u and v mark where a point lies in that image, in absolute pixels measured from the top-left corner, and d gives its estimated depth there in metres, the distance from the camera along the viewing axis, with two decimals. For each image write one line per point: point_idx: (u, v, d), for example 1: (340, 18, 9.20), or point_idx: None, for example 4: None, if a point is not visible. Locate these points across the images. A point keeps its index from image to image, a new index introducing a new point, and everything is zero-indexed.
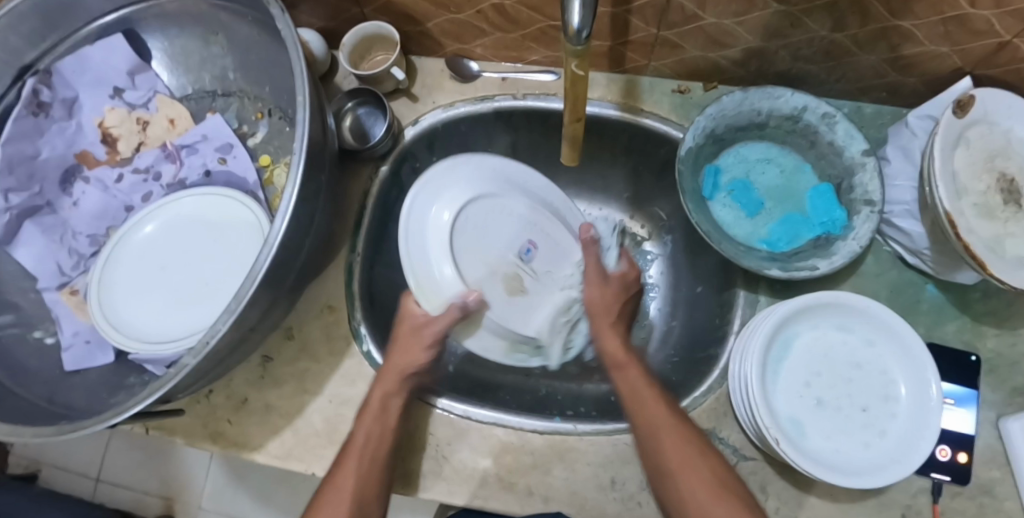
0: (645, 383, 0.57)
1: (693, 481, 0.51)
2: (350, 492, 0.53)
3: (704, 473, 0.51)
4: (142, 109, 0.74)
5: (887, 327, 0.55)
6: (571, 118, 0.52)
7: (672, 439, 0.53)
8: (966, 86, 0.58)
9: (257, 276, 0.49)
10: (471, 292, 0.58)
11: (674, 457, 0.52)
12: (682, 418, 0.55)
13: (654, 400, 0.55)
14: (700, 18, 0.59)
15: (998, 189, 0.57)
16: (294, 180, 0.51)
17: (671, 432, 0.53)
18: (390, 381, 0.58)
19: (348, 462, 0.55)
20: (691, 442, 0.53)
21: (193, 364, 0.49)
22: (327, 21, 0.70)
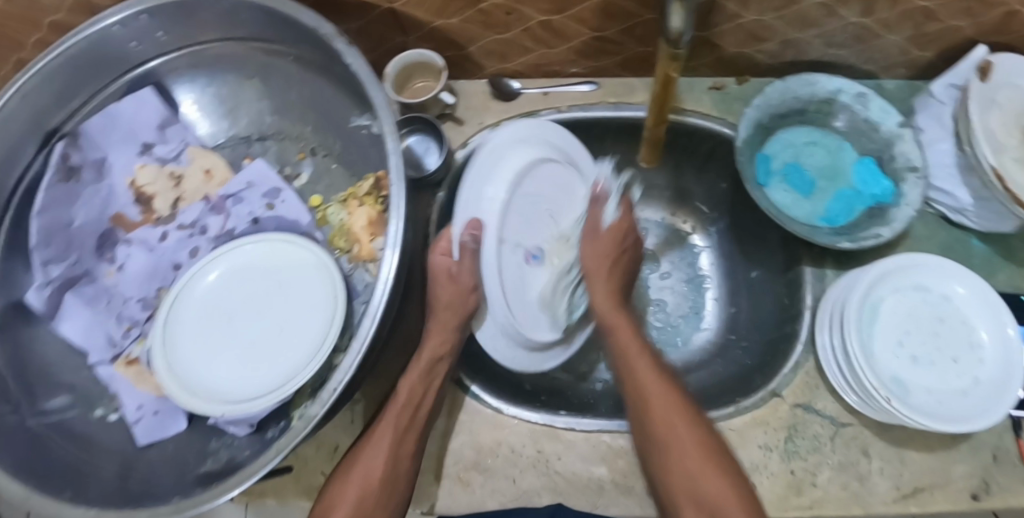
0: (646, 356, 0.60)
1: (670, 441, 0.54)
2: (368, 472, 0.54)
3: (686, 431, 0.55)
4: (174, 163, 0.71)
5: (964, 280, 0.59)
6: (654, 122, 0.60)
7: (663, 401, 0.56)
8: (983, 52, 0.63)
9: (376, 313, 0.49)
10: (471, 228, 0.53)
11: (659, 417, 0.56)
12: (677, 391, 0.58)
13: (654, 374, 0.59)
14: (740, 17, 0.62)
15: None
16: (398, 212, 0.51)
17: (662, 398, 0.57)
18: (419, 369, 0.58)
19: (376, 447, 0.55)
20: (682, 410, 0.56)
21: (322, 414, 0.47)
22: (366, 54, 0.71)
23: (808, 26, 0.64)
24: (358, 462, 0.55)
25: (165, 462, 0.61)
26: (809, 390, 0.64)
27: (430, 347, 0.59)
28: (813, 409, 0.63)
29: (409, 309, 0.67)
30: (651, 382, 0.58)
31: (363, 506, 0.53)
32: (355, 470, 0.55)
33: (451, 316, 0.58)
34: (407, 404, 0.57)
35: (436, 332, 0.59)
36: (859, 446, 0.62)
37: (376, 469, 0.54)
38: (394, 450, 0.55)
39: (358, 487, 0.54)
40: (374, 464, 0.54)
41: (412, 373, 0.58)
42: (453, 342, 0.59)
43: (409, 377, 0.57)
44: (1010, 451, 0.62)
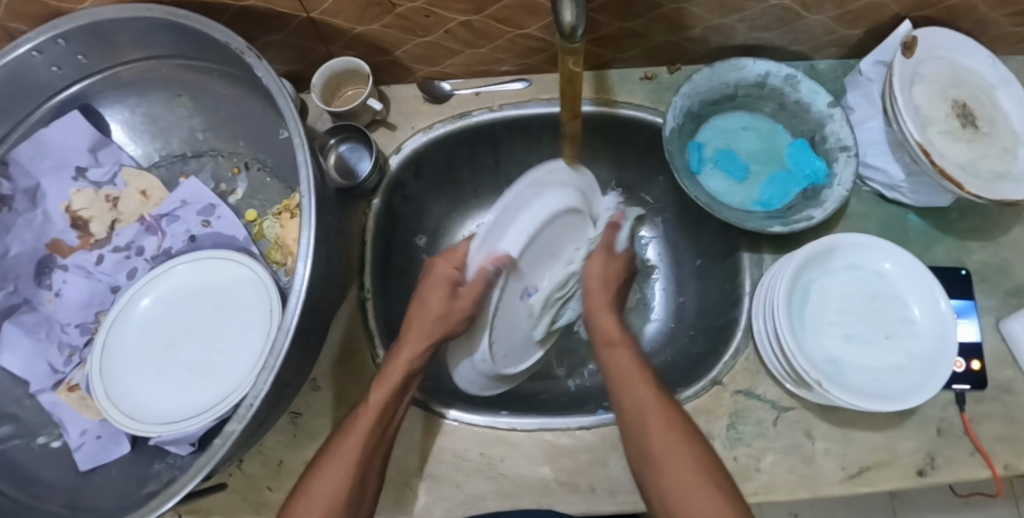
0: (633, 365, 0.59)
1: (679, 470, 0.50)
2: (342, 476, 0.51)
3: (670, 439, 0.52)
4: (109, 186, 0.71)
5: (902, 263, 0.58)
6: (570, 116, 0.59)
7: (657, 423, 0.53)
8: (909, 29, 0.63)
9: (290, 326, 0.49)
10: (493, 257, 0.55)
11: (659, 445, 0.52)
12: (668, 402, 0.55)
13: (642, 379, 0.57)
14: (660, 5, 0.62)
15: (955, 115, 0.63)
16: (308, 225, 0.51)
17: (656, 415, 0.54)
18: (393, 377, 0.57)
19: (348, 444, 0.53)
20: (678, 432, 0.53)
21: (240, 429, 0.48)
22: (292, 65, 0.70)
23: (730, 11, 0.64)
24: (335, 455, 0.53)
25: (110, 486, 0.61)
26: (750, 376, 0.63)
27: (406, 353, 0.58)
28: (755, 395, 0.63)
29: (348, 319, 0.66)
30: (659, 430, 0.53)
31: (337, 503, 0.50)
32: (329, 463, 0.52)
33: (429, 325, 0.57)
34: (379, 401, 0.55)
35: (411, 335, 0.58)
36: (802, 429, 0.62)
37: (350, 463, 0.52)
38: (366, 444, 0.53)
39: (335, 483, 0.51)
40: (349, 456, 0.52)
41: (387, 376, 0.57)
42: (427, 352, 0.59)
43: (382, 382, 0.57)
44: (956, 425, 0.63)
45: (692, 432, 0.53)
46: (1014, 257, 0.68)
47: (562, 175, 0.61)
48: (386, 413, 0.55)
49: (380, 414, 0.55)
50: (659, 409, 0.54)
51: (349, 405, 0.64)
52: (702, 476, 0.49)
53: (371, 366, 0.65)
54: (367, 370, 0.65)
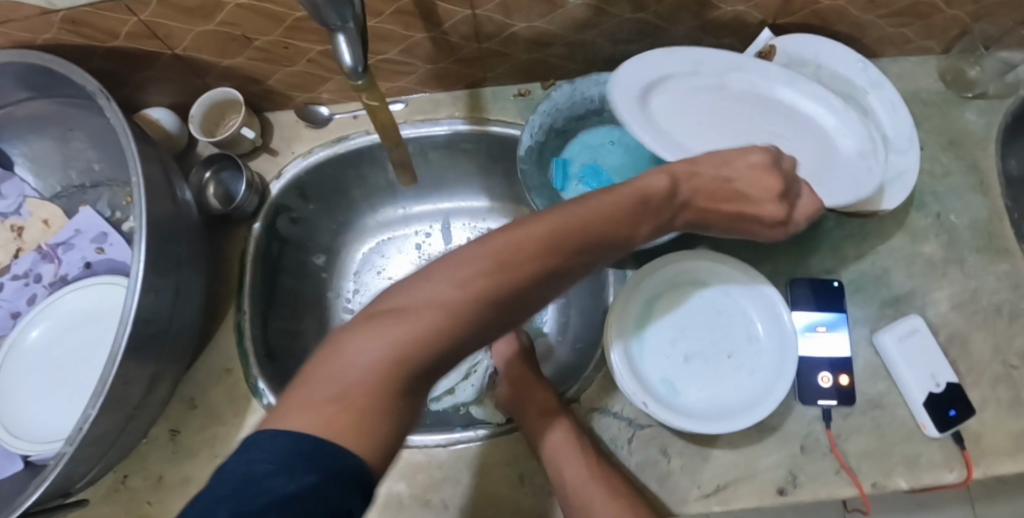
0: (559, 431, 0.59)
1: None
2: (394, 337, 0.34)
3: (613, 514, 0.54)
4: (15, 216, 0.75)
5: (749, 285, 0.58)
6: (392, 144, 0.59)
7: (595, 491, 0.55)
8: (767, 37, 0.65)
9: (116, 355, 0.51)
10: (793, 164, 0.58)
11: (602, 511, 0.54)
12: (599, 466, 0.57)
13: (575, 448, 0.57)
14: (510, 25, 0.63)
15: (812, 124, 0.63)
16: (138, 257, 0.53)
17: (592, 484, 0.55)
18: (474, 279, 0.38)
19: (360, 335, 0.34)
20: (617, 496, 0.55)
21: (70, 452, 0.51)
22: (177, 96, 0.73)
23: (583, 27, 0.64)
24: (414, 310, 0.36)
25: None
26: (607, 392, 0.64)
27: (521, 235, 0.41)
28: (611, 412, 0.63)
29: (225, 341, 0.68)
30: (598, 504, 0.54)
31: (365, 380, 0.32)
32: (426, 307, 0.36)
33: (560, 220, 0.44)
34: (477, 283, 0.38)
35: (546, 221, 0.43)
36: (658, 446, 0.61)
37: (438, 307, 0.36)
38: (465, 295, 0.37)
39: (410, 330, 0.35)
40: (427, 316, 0.35)
41: (513, 241, 0.41)
42: (527, 273, 0.41)
43: (474, 269, 0.38)
44: (821, 442, 0.61)
45: (623, 494, 0.56)
46: (891, 267, 0.66)
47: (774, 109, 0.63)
48: (473, 311, 0.37)
49: (481, 303, 0.38)
50: (593, 482, 0.55)
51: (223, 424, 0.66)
52: None
53: (244, 385, 0.67)
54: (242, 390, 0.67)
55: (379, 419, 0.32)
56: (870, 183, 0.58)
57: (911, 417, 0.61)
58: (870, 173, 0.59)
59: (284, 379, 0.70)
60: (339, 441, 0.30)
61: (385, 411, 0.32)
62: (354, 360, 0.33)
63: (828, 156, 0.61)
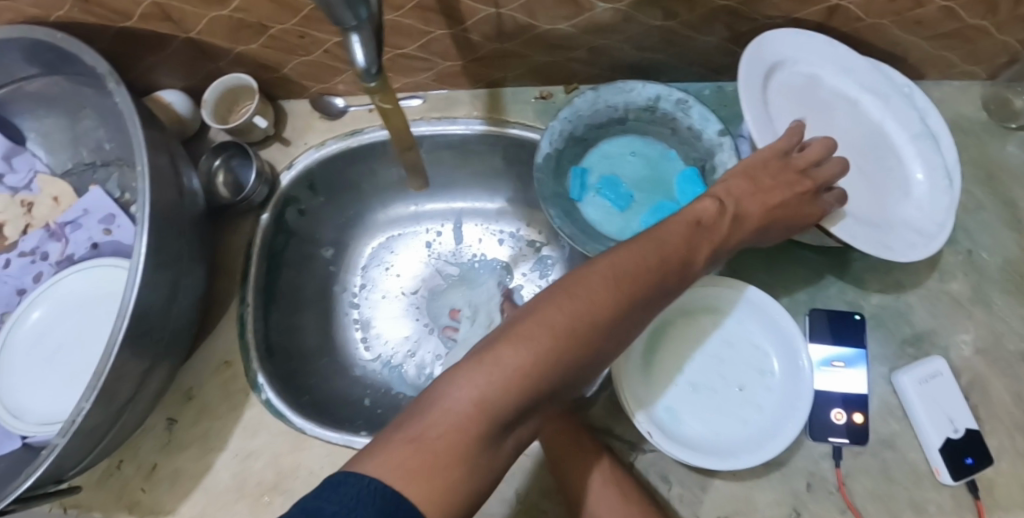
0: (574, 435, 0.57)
1: None
2: (504, 376, 0.34)
3: None
4: (25, 191, 0.75)
5: (767, 316, 0.56)
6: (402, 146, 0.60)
7: (612, 503, 0.53)
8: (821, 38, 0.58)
9: (113, 349, 0.50)
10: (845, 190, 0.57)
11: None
12: (616, 474, 0.55)
13: (591, 455, 0.56)
14: (534, 26, 0.60)
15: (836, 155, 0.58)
16: (140, 249, 0.52)
17: (609, 494, 0.53)
18: (578, 305, 0.38)
19: (470, 368, 0.34)
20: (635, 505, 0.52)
21: (63, 443, 0.50)
22: (189, 79, 0.71)
23: (609, 32, 0.61)
24: (523, 331, 0.36)
25: None
26: (611, 414, 0.62)
27: (613, 261, 0.42)
28: (613, 434, 0.61)
29: (227, 332, 0.68)
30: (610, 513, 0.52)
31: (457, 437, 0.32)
32: (530, 328, 0.36)
33: (647, 252, 0.44)
34: (577, 326, 0.37)
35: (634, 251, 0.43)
36: (658, 473, 0.59)
37: (542, 340, 0.35)
38: (571, 323, 0.37)
39: (513, 365, 0.34)
40: (528, 351, 0.35)
41: (594, 276, 0.40)
42: (630, 300, 0.40)
43: (564, 303, 0.37)
44: (827, 480, 0.59)
45: (639, 502, 0.53)
46: (915, 304, 0.63)
47: (847, 127, 0.60)
48: (565, 350, 0.36)
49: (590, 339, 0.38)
50: (606, 491, 0.53)
51: (220, 417, 0.65)
52: None
53: (244, 379, 0.66)
54: (240, 383, 0.66)
55: (463, 466, 0.32)
56: (933, 239, 0.56)
57: (924, 461, 0.59)
58: (922, 234, 0.56)
59: (284, 374, 0.69)
60: (426, 490, 0.31)
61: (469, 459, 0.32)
62: (452, 404, 0.33)
63: (886, 193, 0.59)
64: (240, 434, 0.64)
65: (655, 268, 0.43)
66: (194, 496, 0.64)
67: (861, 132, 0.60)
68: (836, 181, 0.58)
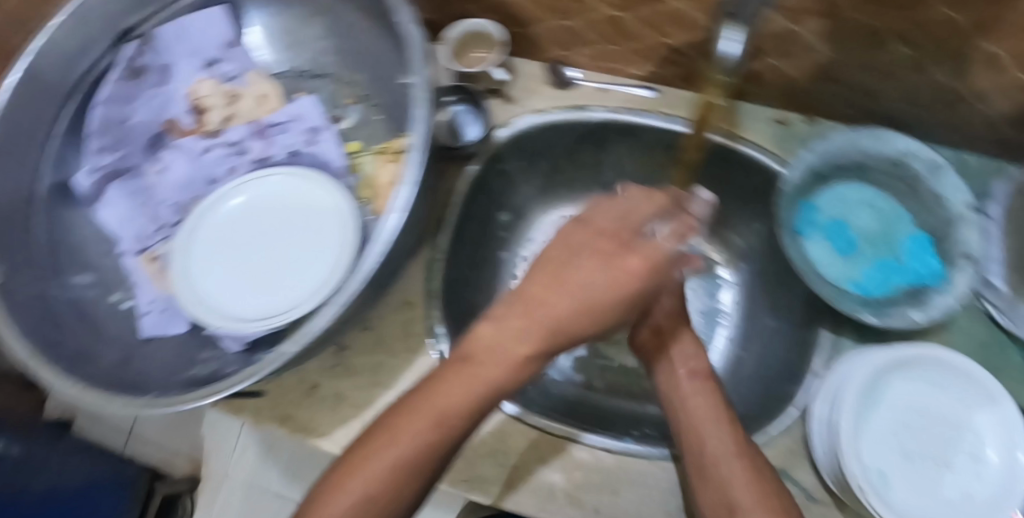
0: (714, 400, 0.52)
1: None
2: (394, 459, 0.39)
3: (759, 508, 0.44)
4: (233, 82, 0.74)
5: (996, 408, 0.54)
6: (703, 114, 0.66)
7: (742, 482, 0.46)
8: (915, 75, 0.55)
9: (365, 272, 0.49)
10: None
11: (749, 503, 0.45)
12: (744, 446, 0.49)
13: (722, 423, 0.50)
14: (818, 52, 0.59)
15: None
16: (410, 179, 0.50)
17: (734, 466, 0.47)
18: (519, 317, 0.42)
19: (399, 425, 0.40)
20: (763, 476, 0.47)
21: (293, 352, 0.50)
22: (431, 14, 0.70)
23: (888, 77, 0.60)
24: (425, 402, 0.41)
25: (160, 358, 0.65)
26: (789, 456, 0.60)
27: (530, 288, 0.43)
28: (789, 478, 0.59)
29: (414, 272, 0.67)
30: (735, 480, 0.46)
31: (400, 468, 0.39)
32: (435, 399, 0.41)
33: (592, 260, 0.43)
34: (469, 407, 0.41)
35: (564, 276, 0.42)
36: None
37: (455, 399, 0.40)
38: (484, 393, 0.41)
39: (421, 432, 0.40)
40: (430, 411, 0.40)
41: (461, 378, 0.41)
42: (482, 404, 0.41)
43: (510, 331, 0.41)
44: None
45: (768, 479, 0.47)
46: None
47: None
48: (444, 437, 0.40)
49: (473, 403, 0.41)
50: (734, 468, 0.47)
51: (393, 356, 0.65)
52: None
53: (423, 324, 0.65)
54: (418, 327, 0.65)
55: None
56: None
57: None
58: None
59: (457, 327, 0.69)
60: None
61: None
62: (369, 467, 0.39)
63: None
64: (411, 377, 0.64)
65: (580, 333, 0.43)
66: (350, 426, 0.63)
67: None
68: None
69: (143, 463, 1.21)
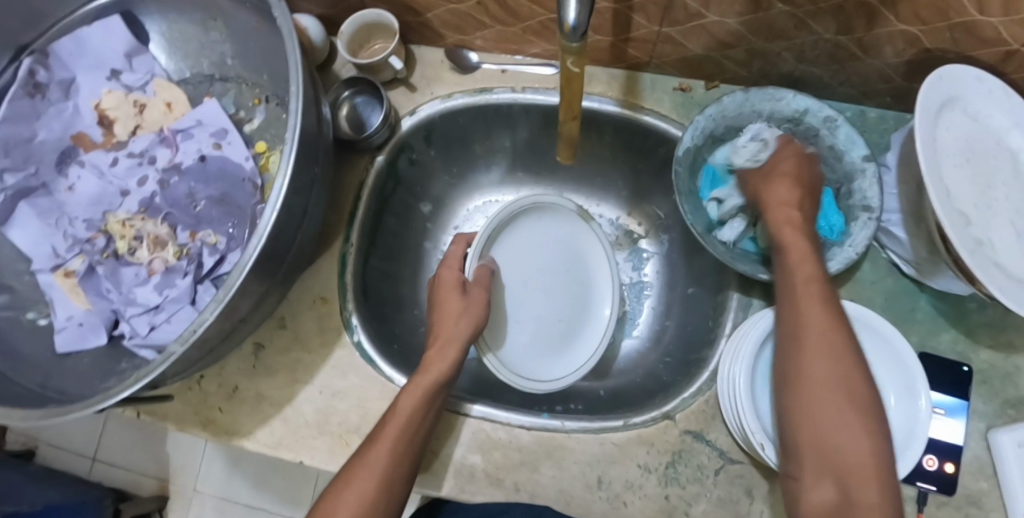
0: (821, 319, 0.48)
1: (839, 434, 0.44)
2: (371, 481, 0.50)
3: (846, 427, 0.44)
4: (139, 92, 0.74)
5: (901, 360, 0.55)
6: (566, 116, 0.53)
7: (828, 403, 0.45)
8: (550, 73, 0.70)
9: (246, 266, 0.49)
10: (989, 240, 0.53)
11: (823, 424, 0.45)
12: (839, 326, 0.48)
13: (811, 297, 0.49)
14: (702, 16, 0.58)
15: (983, 204, 0.55)
16: (286, 170, 0.50)
17: (820, 332, 0.48)
18: (416, 394, 0.55)
19: (357, 473, 0.50)
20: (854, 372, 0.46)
21: (180, 352, 0.49)
22: (326, 9, 0.70)
23: (777, 36, 0.60)
24: (370, 457, 0.51)
25: (78, 372, 0.65)
26: (704, 419, 0.61)
27: (437, 362, 0.57)
28: (704, 439, 0.60)
29: (325, 265, 0.68)
30: (820, 354, 0.47)
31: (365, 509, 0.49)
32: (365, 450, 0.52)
33: (453, 324, 0.60)
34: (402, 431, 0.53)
35: (444, 338, 0.59)
36: (743, 485, 0.59)
37: (372, 473, 0.50)
38: (414, 413, 0.54)
39: (386, 460, 0.51)
40: (373, 467, 0.51)
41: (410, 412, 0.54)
42: (436, 392, 0.56)
43: (435, 358, 0.58)
44: None
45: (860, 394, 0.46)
46: None
47: (990, 175, 0.57)
48: (399, 450, 0.52)
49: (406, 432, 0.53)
50: (828, 345, 0.47)
51: (309, 351, 0.65)
52: (858, 430, 0.44)
53: (339, 318, 0.66)
54: (334, 322, 0.66)
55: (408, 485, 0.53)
56: None
57: None
58: None
59: (376, 320, 0.69)
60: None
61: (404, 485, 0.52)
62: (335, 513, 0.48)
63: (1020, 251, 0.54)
64: (328, 371, 0.65)
65: (441, 370, 0.57)
66: (272, 423, 0.63)
67: (999, 188, 0.57)
68: (973, 229, 0.54)
69: (109, 487, 1.19)
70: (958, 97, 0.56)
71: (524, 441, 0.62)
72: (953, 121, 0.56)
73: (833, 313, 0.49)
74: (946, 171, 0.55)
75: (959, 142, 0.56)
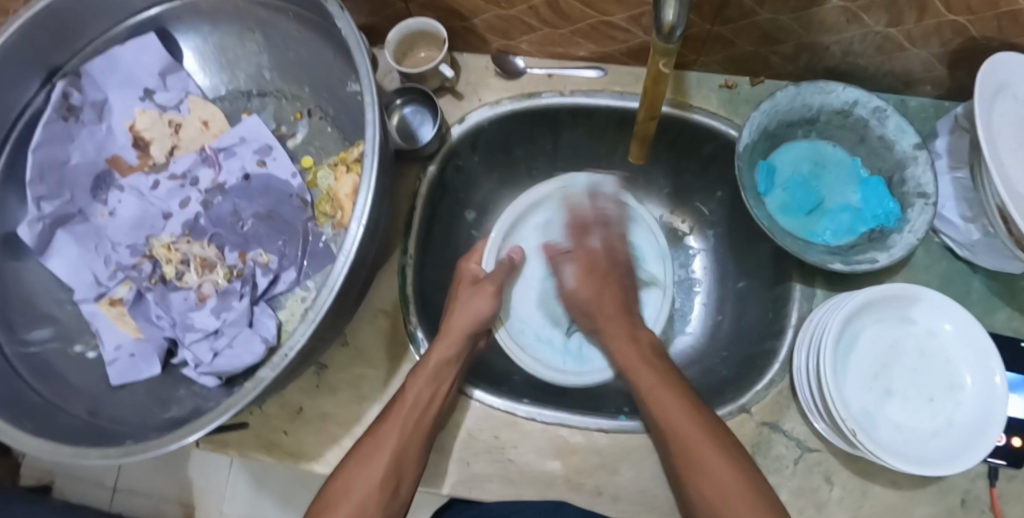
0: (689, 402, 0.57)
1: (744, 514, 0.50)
2: (381, 468, 0.54)
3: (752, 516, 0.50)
4: (174, 111, 0.71)
5: (982, 347, 0.55)
6: (646, 115, 0.55)
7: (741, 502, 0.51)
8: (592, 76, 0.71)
9: (336, 285, 0.48)
10: None
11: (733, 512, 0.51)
12: (716, 428, 0.56)
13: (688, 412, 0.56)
14: (756, 14, 0.59)
15: None
16: (369, 184, 0.50)
17: (717, 458, 0.53)
18: (423, 380, 0.58)
19: (375, 459, 0.54)
20: (757, 482, 0.52)
21: (272, 377, 0.48)
22: (368, 18, 0.69)
23: (827, 31, 0.61)
24: (380, 444, 0.55)
25: (132, 403, 0.62)
26: (779, 409, 0.62)
27: (438, 351, 0.60)
28: (781, 430, 0.61)
29: (383, 279, 0.67)
30: (698, 439, 0.54)
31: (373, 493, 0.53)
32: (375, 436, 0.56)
33: (464, 319, 0.63)
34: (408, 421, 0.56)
35: (452, 329, 0.62)
36: (821, 473, 0.60)
37: (379, 462, 0.54)
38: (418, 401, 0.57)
39: (394, 445, 0.55)
40: (381, 450, 0.54)
41: (416, 401, 0.57)
42: (441, 379, 0.59)
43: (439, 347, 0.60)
44: (980, 499, 0.59)
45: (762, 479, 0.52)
46: None
47: None
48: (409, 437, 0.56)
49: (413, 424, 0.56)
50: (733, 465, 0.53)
51: (373, 367, 0.64)
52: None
53: (402, 331, 0.65)
54: (396, 335, 0.65)
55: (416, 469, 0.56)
56: None
57: None
58: None
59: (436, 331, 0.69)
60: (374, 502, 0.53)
61: (412, 469, 0.56)
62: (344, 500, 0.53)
63: None
64: (396, 386, 0.64)
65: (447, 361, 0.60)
66: (342, 443, 0.62)
67: None
68: None
69: None
70: (1006, 84, 0.57)
71: (601, 443, 0.61)
72: (1004, 107, 0.57)
73: (708, 418, 0.56)
74: (1003, 157, 0.56)
75: (1011, 127, 0.57)
